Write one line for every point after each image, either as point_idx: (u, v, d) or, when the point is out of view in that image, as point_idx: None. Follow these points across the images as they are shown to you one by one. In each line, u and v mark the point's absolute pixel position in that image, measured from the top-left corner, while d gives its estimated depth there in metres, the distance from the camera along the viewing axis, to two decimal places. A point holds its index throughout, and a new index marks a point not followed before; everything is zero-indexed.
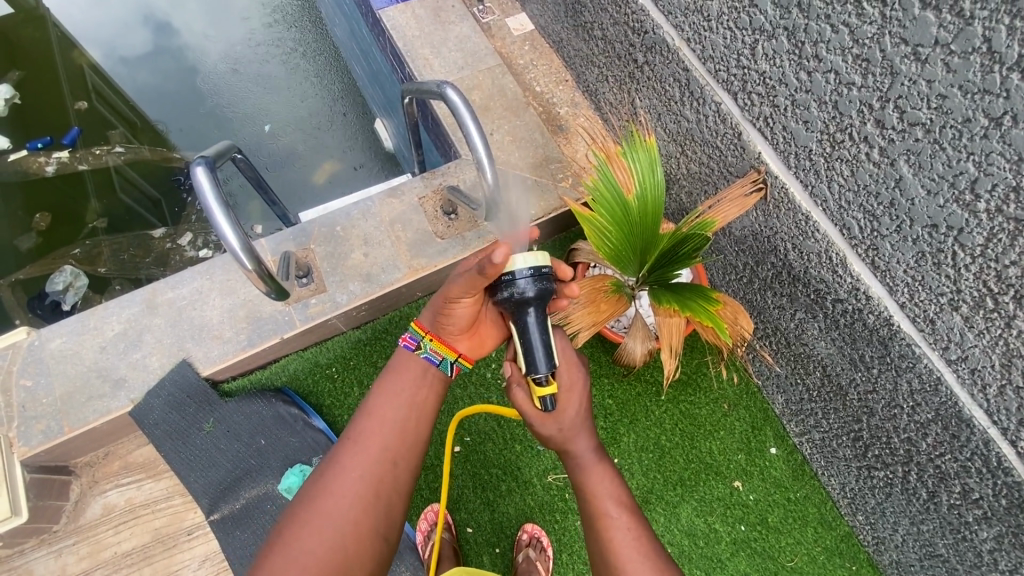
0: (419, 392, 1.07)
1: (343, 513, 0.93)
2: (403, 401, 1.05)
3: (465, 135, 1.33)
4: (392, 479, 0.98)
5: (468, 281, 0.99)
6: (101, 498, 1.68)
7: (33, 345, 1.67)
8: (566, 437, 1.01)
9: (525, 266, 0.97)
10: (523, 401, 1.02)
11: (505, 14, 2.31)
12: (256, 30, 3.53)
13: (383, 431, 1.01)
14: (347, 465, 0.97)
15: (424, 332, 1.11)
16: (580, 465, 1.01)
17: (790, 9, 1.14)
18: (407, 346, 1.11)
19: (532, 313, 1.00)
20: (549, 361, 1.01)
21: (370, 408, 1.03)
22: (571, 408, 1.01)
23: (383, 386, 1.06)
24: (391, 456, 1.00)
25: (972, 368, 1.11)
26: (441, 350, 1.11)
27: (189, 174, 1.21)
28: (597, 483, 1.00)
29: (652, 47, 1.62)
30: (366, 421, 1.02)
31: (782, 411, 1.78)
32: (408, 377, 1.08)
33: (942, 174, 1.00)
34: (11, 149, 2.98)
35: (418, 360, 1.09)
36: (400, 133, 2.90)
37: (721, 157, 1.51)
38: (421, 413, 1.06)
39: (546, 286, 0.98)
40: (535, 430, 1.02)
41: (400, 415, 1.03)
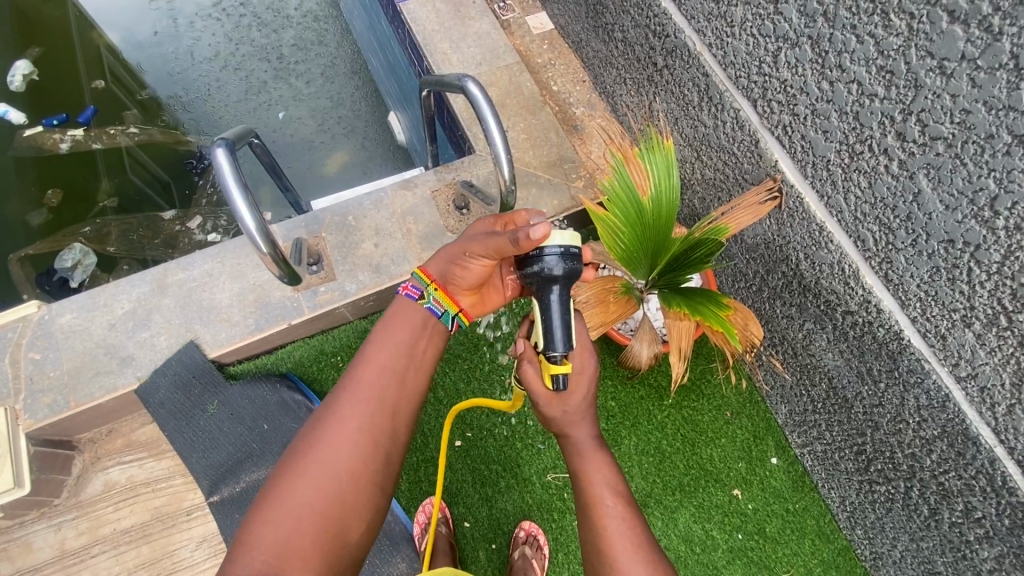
0: (416, 342, 1.05)
1: (340, 463, 0.91)
2: (402, 353, 1.02)
3: (484, 130, 1.33)
4: (390, 431, 0.97)
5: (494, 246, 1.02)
6: (103, 474, 1.69)
7: (44, 319, 1.68)
8: (569, 421, 1.01)
9: (556, 243, 0.98)
10: (533, 377, 1.02)
11: (525, 12, 2.32)
12: (275, 20, 3.55)
13: (383, 382, 0.99)
14: (345, 415, 0.94)
15: (428, 281, 1.09)
16: (578, 450, 1.01)
17: (816, 17, 1.14)
18: (409, 295, 1.08)
19: (556, 290, 1.01)
20: (567, 342, 0.99)
21: (368, 357, 1.00)
22: (579, 393, 1.01)
23: (381, 337, 1.04)
24: (389, 408, 0.98)
25: (981, 386, 1.10)
26: (442, 301, 1.08)
27: (210, 154, 1.21)
28: (593, 470, 0.99)
29: (672, 50, 1.61)
30: (363, 371, 0.99)
31: (785, 421, 1.78)
32: (407, 326, 1.05)
33: (961, 190, 0.99)
34: (27, 125, 3.01)
35: (417, 312, 1.07)
36: (415, 127, 2.91)
37: (737, 164, 1.51)
38: (420, 366, 1.05)
39: (574, 266, 0.99)
40: (540, 410, 1.02)
41: (398, 367, 1.01)
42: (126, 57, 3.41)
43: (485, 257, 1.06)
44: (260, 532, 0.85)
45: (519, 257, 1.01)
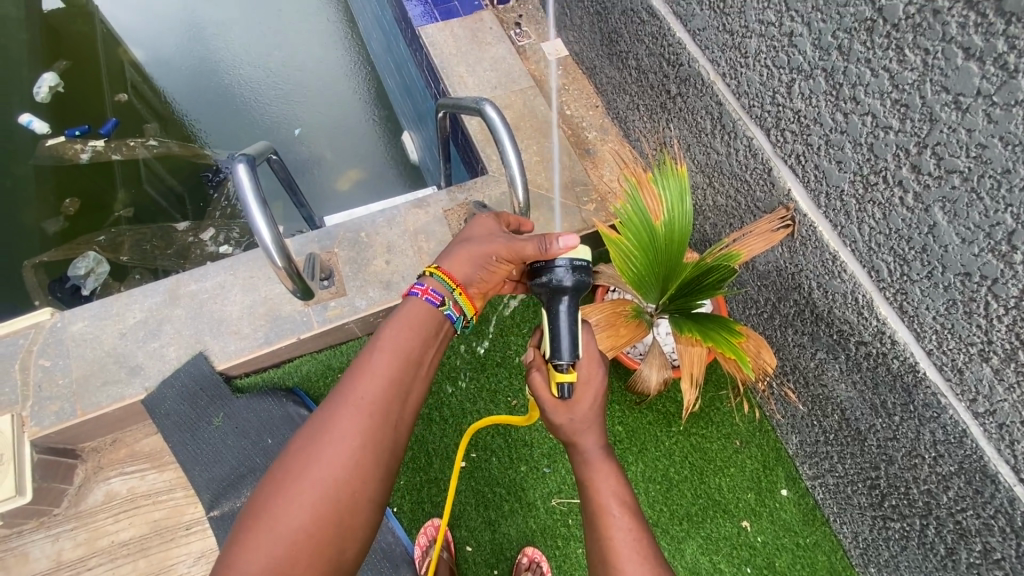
0: (419, 349, 1.00)
1: (336, 478, 0.85)
2: (405, 359, 0.97)
3: (500, 152, 1.34)
4: (390, 443, 0.91)
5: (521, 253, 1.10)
6: (105, 485, 1.68)
7: (56, 327, 1.69)
8: (578, 430, 1.00)
9: (568, 257, 1.03)
10: (539, 385, 1.01)
11: (541, 39, 2.37)
12: (295, 41, 3.66)
13: (383, 391, 0.92)
14: (343, 427, 0.88)
15: (452, 286, 1.07)
16: (585, 460, 0.99)
17: (830, 51, 1.15)
18: (430, 301, 1.04)
19: (565, 300, 1.02)
20: (572, 350, 1.00)
21: (369, 364, 0.94)
22: (588, 402, 1.00)
23: (380, 341, 0.98)
24: (389, 418, 0.92)
25: (1000, 423, 1.08)
26: (463, 306, 1.08)
27: (230, 169, 1.22)
28: (601, 478, 0.97)
29: (686, 79, 1.64)
30: (362, 380, 0.93)
31: (796, 452, 1.75)
32: (411, 331, 1.00)
33: (978, 224, 0.99)
34: (49, 135, 3.12)
35: (428, 313, 1.03)
36: (428, 147, 2.96)
37: (750, 192, 1.52)
38: (422, 372, 0.99)
39: (582, 278, 1.02)
40: (548, 418, 1.01)
41: (400, 375, 0.95)
42: (149, 73, 3.52)
43: (506, 261, 1.13)
44: (247, 560, 0.79)
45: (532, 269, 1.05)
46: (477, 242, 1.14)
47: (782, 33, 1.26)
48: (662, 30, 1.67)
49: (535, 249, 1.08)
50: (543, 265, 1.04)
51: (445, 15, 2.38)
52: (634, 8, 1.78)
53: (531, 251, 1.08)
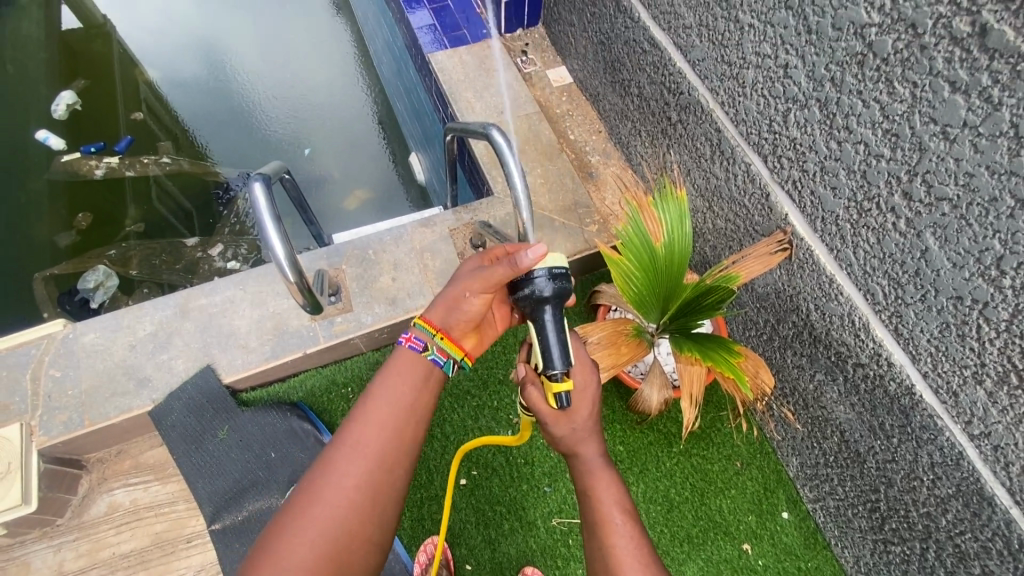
0: (418, 393, 1.03)
1: (336, 521, 0.87)
2: (403, 405, 1.00)
3: (506, 175, 1.38)
4: (388, 486, 0.93)
5: (489, 278, 1.09)
6: (108, 495, 1.69)
7: (68, 338, 1.73)
8: (578, 439, 1.02)
9: (545, 266, 1.05)
10: (537, 399, 1.04)
11: (546, 66, 2.46)
12: (308, 64, 3.77)
13: (381, 436, 0.96)
14: (343, 471, 0.91)
15: (432, 332, 1.09)
16: (585, 469, 1.01)
17: (824, 82, 1.20)
18: (413, 347, 1.07)
19: (548, 309, 1.06)
20: (564, 358, 1.04)
21: (368, 410, 0.98)
22: (585, 410, 1.03)
23: (383, 386, 1.02)
24: (387, 462, 0.94)
25: (995, 445, 1.10)
26: (449, 350, 1.10)
27: (246, 187, 1.26)
28: (601, 488, 0.99)
29: (686, 107, 1.70)
30: (361, 425, 0.96)
31: (797, 475, 1.75)
32: (408, 377, 1.03)
33: (968, 249, 1.02)
34: (65, 151, 3.22)
35: (421, 362, 1.06)
36: (435, 168, 3.03)
37: (748, 215, 1.56)
38: (420, 417, 1.02)
39: (562, 285, 1.05)
40: (548, 429, 1.04)
41: (398, 420, 0.98)
42: (165, 93, 3.63)
43: (481, 294, 1.12)
44: None
45: (512, 284, 1.08)
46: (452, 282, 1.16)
47: (777, 65, 1.31)
48: (663, 60, 1.74)
49: (506, 271, 1.07)
50: (521, 279, 1.06)
51: (454, 43, 2.48)
52: (637, 39, 1.85)
53: (504, 274, 1.07)
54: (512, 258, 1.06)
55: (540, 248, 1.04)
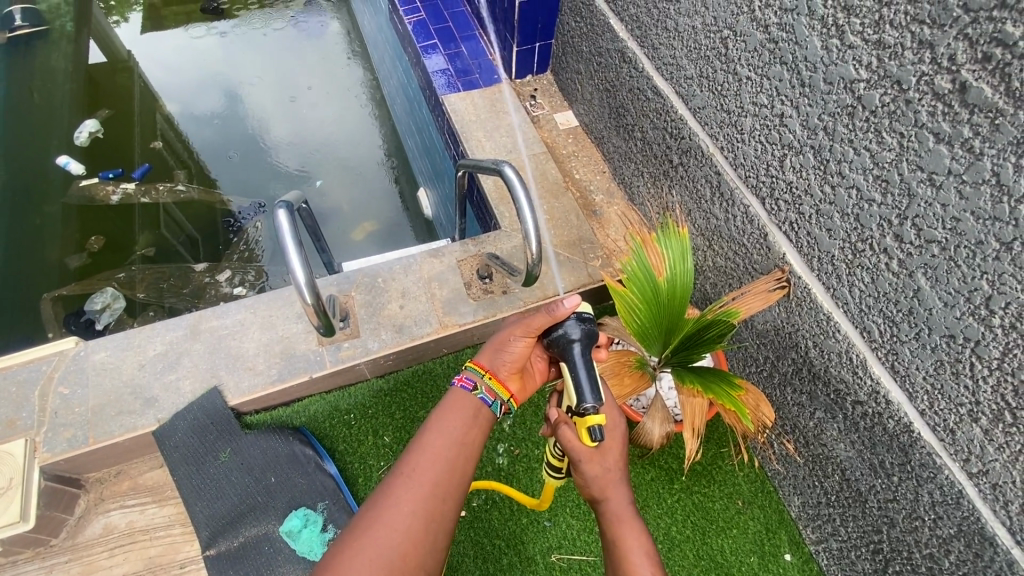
0: (470, 429, 1.03)
1: (391, 548, 0.86)
2: (455, 439, 1.00)
3: (516, 208, 1.44)
4: (441, 519, 0.92)
5: (530, 325, 1.15)
6: (104, 517, 1.68)
7: (79, 355, 1.76)
8: (608, 481, 1.06)
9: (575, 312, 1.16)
10: (571, 438, 1.08)
11: (554, 110, 2.59)
12: (324, 103, 3.94)
13: (435, 467, 0.95)
14: (400, 499, 0.91)
15: (482, 372, 1.12)
16: (614, 515, 1.04)
17: (817, 131, 1.28)
18: (463, 386, 1.09)
19: (577, 348, 1.13)
20: (595, 393, 1.10)
21: (423, 441, 0.98)
22: (614, 451, 1.09)
23: (438, 420, 1.03)
24: (440, 494, 0.93)
25: (993, 483, 1.11)
26: (496, 390, 1.11)
27: (271, 214, 1.32)
28: (630, 536, 1.01)
29: (687, 150, 1.78)
30: (417, 455, 0.96)
31: (798, 515, 1.74)
32: (460, 413, 1.04)
33: (957, 289, 1.07)
34: (83, 176, 3.32)
35: (470, 400, 1.06)
36: (443, 203, 3.13)
37: (747, 254, 1.62)
38: (471, 453, 1.01)
39: (589, 327, 1.15)
40: (581, 469, 1.07)
41: (451, 452, 0.98)
42: (183, 125, 3.79)
43: (525, 339, 1.17)
44: None
45: (545, 329, 1.16)
46: (499, 331, 1.22)
47: (773, 114, 1.40)
48: (665, 107, 1.84)
49: (545, 317, 1.14)
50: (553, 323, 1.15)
51: (467, 86, 2.61)
52: (641, 86, 1.96)
53: (542, 320, 1.14)
54: (550, 305, 1.15)
55: (571, 298, 1.14)
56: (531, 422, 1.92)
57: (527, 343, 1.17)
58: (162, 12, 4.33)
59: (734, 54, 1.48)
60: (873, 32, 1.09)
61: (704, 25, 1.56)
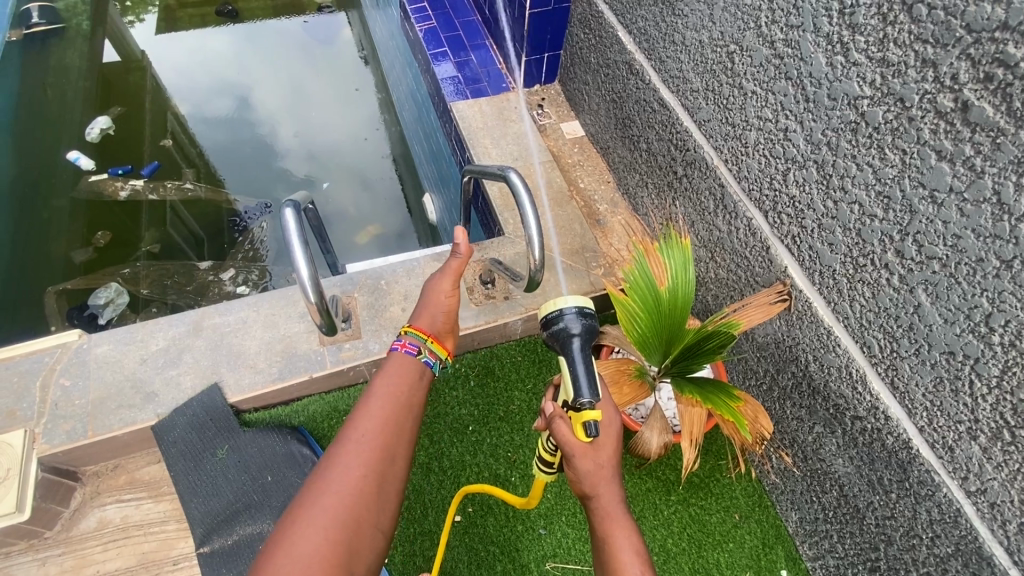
0: (412, 393, 1.06)
1: (343, 507, 0.87)
2: (399, 402, 1.03)
3: (520, 213, 1.45)
4: (390, 477, 0.93)
5: (450, 274, 1.23)
6: (99, 511, 1.68)
7: (81, 348, 1.77)
8: (600, 478, 1.05)
9: (573, 306, 1.18)
10: (565, 433, 1.06)
11: (560, 119, 2.61)
12: (333, 107, 3.99)
13: (381, 429, 0.97)
14: (348, 461, 0.92)
15: (424, 337, 1.15)
16: (604, 512, 1.02)
17: (820, 146, 1.29)
18: (408, 351, 1.11)
19: (577, 342, 1.16)
20: (592, 389, 1.12)
21: (368, 407, 1.00)
22: (608, 449, 1.08)
23: (380, 387, 1.05)
24: (389, 452, 0.95)
25: (991, 502, 1.11)
26: (438, 352, 1.16)
27: (278, 211, 1.33)
28: (619, 534, 1.00)
29: (692, 162, 1.80)
30: (362, 419, 0.98)
31: (796, 531, 1.73)
32: (402, 377, 1.07)
33: (958, 306, 1.07)
34: (93, 171, 3.36)
35: (414, 365, 1.10)
36: (448, 209, 3.15)
37: (749, 267, 1.63)
38: (415, 414, 1.04)
39: (589, 323, 1.18)
40: (573, 464, 1.05)
41: (396, 414, 1.01)
42: (194, 125, 3.83)
43: (451, 289, 1.24)
44: None
45: (545, 321, 1.20)
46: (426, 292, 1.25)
47: (778, 128, 1.41)
48: (671, 119, 1.86)
49: (462, 262, 1.25)
50: (553, 316, 1.18)
51: (476, 94, 2.64)
52: (647, 98, 1.98)
53: (456, 263, 1.25)
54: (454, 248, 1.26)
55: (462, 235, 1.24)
56: (529, 429, 1.92)
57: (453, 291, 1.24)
58: (177, 14, 4.40)
59: (740, 68, 1.50)
60: (877, 50, 1.11)
61: (711, 39, 1.58)
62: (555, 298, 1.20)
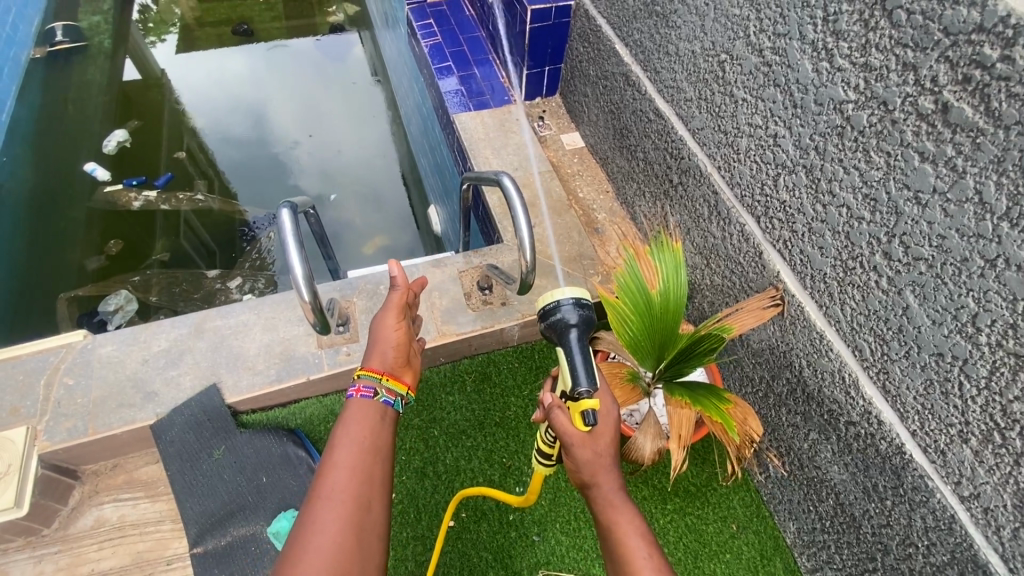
0: (377, 435, 1.09)
1: (327, 564, 0.90)
2: (365, 448, 1.05)
3: (513, 218, 1.47)
4: (369, 525, 0.97)
5: (393, 309, 1.28)
6: (97, 509, 1.69)
7: (86, 348, 1.80)
8: (599, 466, 1.06)
9: (569, 297, 1.18)
10: (565, 422, 1.07)
11: (561, 131, 2.65)
12: (342, 121, 4.08)
13: (352, 480, 0.99)
14: (324, 520, 0.94)
15: (378, 376, 1.17)
16: (606, 500, 1.04)
17: (809, 151, 1.31)
18: (364, 395, 1.14)
19: (574, 333, 1.16)
20: (589, 378, 1.13)
21: (335, 459, 1.02)
22: (606, 437, 1.09)
23: (344, 436, 1.07)
24: (363, 501, 0.98)
25: (984, 507, 1.09)
26: (395, 388, 1.17)
27: (275, 213, 1.37)
28: (622, 519, 1.01)
29: (686, 170, 1.82)
30: (330, 475, 0.99)
31: (794, 542, 1.70)
32: (364, 421, 1.10)
33: (944, 306, 1.07)
34: (108, 182, 3.46)
35: (375, 407, 1.12)
36: (451, 219, 3.19)
37: (743, 272, 1.63)
38: (384, 455, 1.07)
39: (586, 314, 1.18)
40: (572, 453, 1.06)
41: (364, 460, 1.03)
42: (207, 138, 3.94)
43: (397, 322, 1.27)
44: None
45: (542, 314, 1.20)
46: (374, 330, 1.28)
47: (768, 134, 1.43)
48: (666, 128, 1.89)
49: (401, 294, 1.30)
50: (549, 308, 1.19)
51: (478, 107, 2.70)
52: (643, 109, 2.01)
53: (397, 297, 1.30)
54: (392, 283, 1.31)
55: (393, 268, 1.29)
56: (525, 435, 1.91)
57: (398, 326, 1.27)
58: (195, 34, 4.56)
59: (731, 77, 1.52)
60: (859, 55, 1.13)
61: (703, 49, 1.61)
62: (553, 290, 1.20)
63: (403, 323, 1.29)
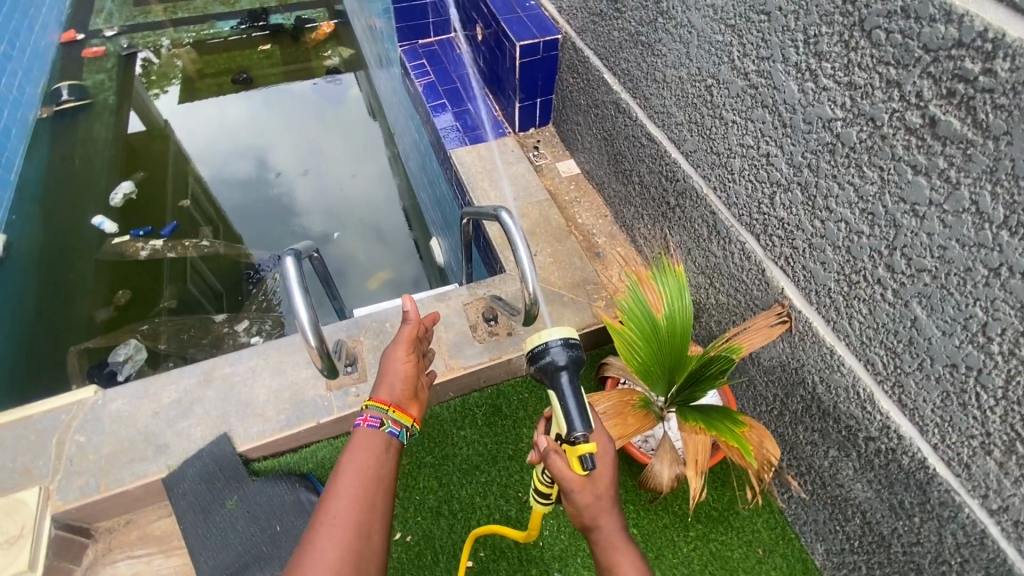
0: (382, 466, 1.08)
1: None
2: (369, 477, 1.04)
3: (513, 251, 1.49)
4: (367, 558, 0.95)
5: (404, 341, 1.27)
6: (110, 568, 1.67)
7: (96, 404, 1.81)
8: (600, 509, 1.05)
9: (556, 337, 1.11)
10: (563, 468, 1.03)
11: (556, 159, 2.70)
12: (341, 161, 4.16)
13: (354, 509, 0.99)
14: (323, 550, 0.93)
15: (386, 407, 1.16)
16: (605, 543, 1.06)
17: (802, 168, 1.32)
18: (370, 425, 1.12)
19: (564, 376, 1.10)
20: (584, 421, 1.08)
21: (338, 488, 1.01)
22: (605, 478, 1.07)
23: (349, 465, 1.06)
24: (364, 532, 0.97)
25: (1015, 520, 1.06)
26: (401, 420, 1.16)
27: (280, 260, 1.39)
28: (622, 560, 1.04)
29: (683, 192, 1.84)
30: (333, 504, 0.99)
31: (823, 564, 1.65)
32: (369, 451, 1.09)
33: (953, 317, 1.06)
34: (116, 234, 3.53)
35: (380, 437, 1.11)
36: (453, 251, 3.22)
37: (748, 290, 1.63)
38: (387, 486, 1.06)
39: (576, 353, 1.11)
40: (572, 497, 1.05)
41: (366, 490, 1.02)
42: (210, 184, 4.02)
43: (406, 355, 1.26)
44: None
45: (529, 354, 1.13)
46: (383, 364, 1.26)
47: (760, 154, 1.45)
48: (659, 152, 1.92)
49: (413, 328, 1.29)
50: (536, 349, 1.11)
51: (474, 141, 2.75)
52: (635, 134, 2.05)
53: (409, 330, 1.28)
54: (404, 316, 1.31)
55: (405, 302, 1.29)
56: None
57: (408, 360, 1.26)
58: (197, 85, 4.70)
59: (719, 100, 1.55)
60: (843, 74, 1.15)
61: (690, 75, 1.65)
62: (539, 331, 1.13)
63: (412, 356, 1.28)
